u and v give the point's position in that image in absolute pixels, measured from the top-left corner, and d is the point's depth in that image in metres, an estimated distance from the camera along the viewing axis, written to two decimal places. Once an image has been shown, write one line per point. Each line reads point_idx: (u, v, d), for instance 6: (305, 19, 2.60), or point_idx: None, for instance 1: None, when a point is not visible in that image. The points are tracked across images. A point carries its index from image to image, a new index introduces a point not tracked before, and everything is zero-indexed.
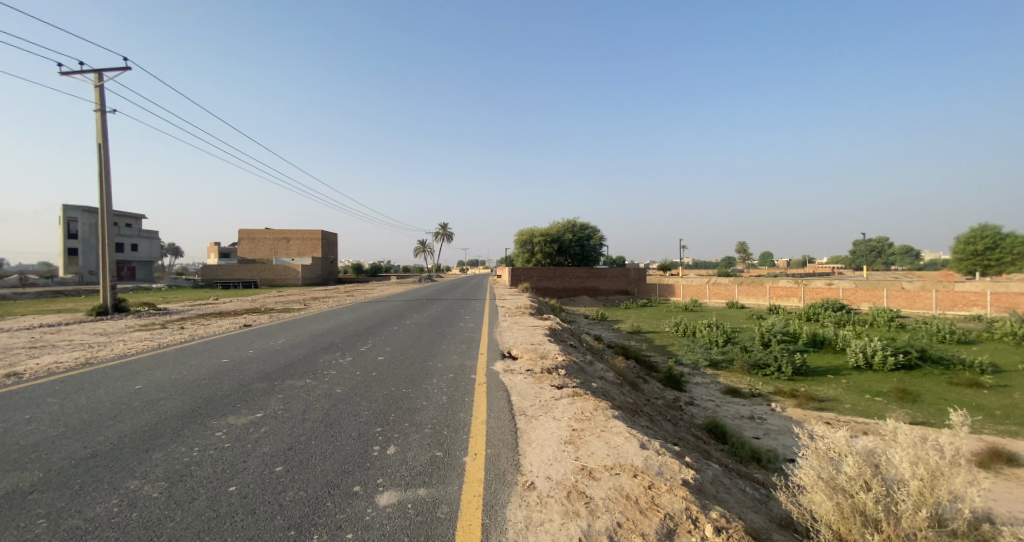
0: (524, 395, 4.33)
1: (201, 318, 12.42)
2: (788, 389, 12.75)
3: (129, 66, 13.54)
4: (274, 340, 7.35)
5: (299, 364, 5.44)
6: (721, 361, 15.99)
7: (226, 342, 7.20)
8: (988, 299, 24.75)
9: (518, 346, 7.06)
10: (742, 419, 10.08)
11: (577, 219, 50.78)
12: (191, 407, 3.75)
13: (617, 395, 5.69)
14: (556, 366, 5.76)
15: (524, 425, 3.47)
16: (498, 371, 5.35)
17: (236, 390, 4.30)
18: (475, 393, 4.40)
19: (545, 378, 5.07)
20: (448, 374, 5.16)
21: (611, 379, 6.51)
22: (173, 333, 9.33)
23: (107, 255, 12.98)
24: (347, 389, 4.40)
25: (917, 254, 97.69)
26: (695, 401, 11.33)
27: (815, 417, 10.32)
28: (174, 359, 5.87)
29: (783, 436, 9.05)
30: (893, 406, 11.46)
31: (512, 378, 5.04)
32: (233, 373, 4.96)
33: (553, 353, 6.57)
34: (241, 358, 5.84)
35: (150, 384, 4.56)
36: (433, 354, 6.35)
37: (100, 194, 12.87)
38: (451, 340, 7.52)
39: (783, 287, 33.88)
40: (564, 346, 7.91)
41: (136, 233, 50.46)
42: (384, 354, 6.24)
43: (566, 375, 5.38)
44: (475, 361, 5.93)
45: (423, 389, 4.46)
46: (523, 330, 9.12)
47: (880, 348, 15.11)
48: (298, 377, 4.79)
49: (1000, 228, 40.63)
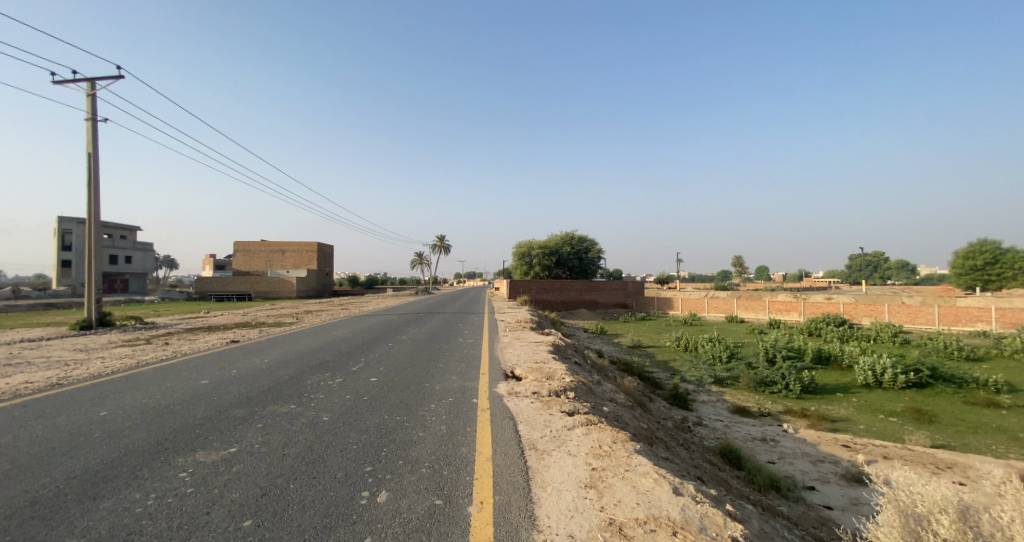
0: (532, 424, 3.89)
1: (189, 333, 11.90)
2: (799, 408, 12.29)
3: (123, 74, 13.25)
4: (260, 358, 6.87)
5: (285, 386, 4.98)
6: (727, 378, 15.53)
7: (209, 360, 6.73)
8: (993, 315, 24.43)
9: (522, 365, 6.60)
10: (753, 441, 9.60)
11: (576, 232, 50.58)
12: (157, 441, 3.28)
13: (630, 420, 5.27)
14: (564, 388, 5.31)
15: (536, 463, 3.06)
16: (502, 394, 4.91)
17: (212, 418, 3.84)
18: (478, 421, 3.97)
19: (553, 402, 4.63)
20: (446, 399, 4.71)
21: (622, 401, 6.07)
22: (157, 349, 8.82)
23: (92, 266, 12.50)
24: (335, 417, 3.96)
25: (913, 270, 98.09)
26: (704, 421, 10.86)
27: (830, 439, 9.86)
28: (148, 381, 5.38)
29: (799, 460, 8.59)
30: (909, 427, 11.02)
31: (517, 402, 4.61)
32: (211, 398, 4.49)
33: (560, 373, 6.12)
34: (222, 379, 5.36)
35: (117, 411, 4.09)
36: (431, 374, 5.91)
37: (88, 203, 12.46)
38: (449, 358, 7.10)
39: (783, 302, 33.52)
40: (569, 364, 7.47)
41: (131, 245, 49.88)
42: (378, 374, 5.79)
43: (576, 399, 4.94)
44: (476, 382, 5.51)
45: (419, 417, 4.02)
46: (525, 347, 8.64)
47: (889, 366, 14.70)
48: (282, 403, 4.34)
49: (1000, 243, 40.73)
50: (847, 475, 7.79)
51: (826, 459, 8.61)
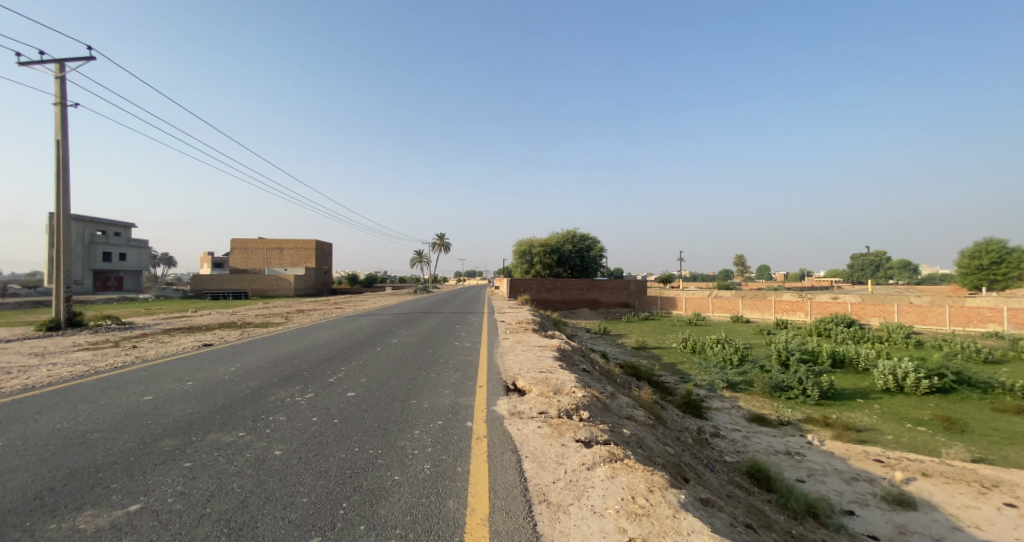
0: (540, 461, 3.04)
1: (165, 335, 11.09)
2: (820, 416, 11.47)
3: (94, 55, 12.36)
4: (226, 366, 6.00)
5: (240, 405, 4.12)
6: (740, 382, 14.70)
7: (167, 368, 5.87)
8: (1005, 315, 23.56)
9: (524, 375, 5.73)
10: (777, 455, 8.76)
11: (577, 230, 49.64)
12: (34, 493, 2.42)
13: (654, 445, 4.44)
14: (576, 406, 4.47)
15: (550, 529, 2.23)
16: (501, 415, 4.08)
17: (129, 454, 2.99)
18: (473, 457, 3.13)
19: (564, 426, 3.78)
20: (434, 422, 3.86)
21: (641, 419, 5.23)
22: (120, 354, 7.99)
23: (60, 264, 11.65)
24: (291, 451, 3.11)
25: (916, 269, 96.93)
26: (720, 431, 10.00)
27: (861, 452, 9.03)
28: (81, 396, 4.51)
29: (831, 478, 7.73)
30: (942, 438, 10.16)
31: (520, 427, 3.77)
32: (145, 422, 3.64)
33: (569, 386, 5.26)
34: (169, 395, 4.50)
35: (20, 439, 3.26)
36: (419, 387, 5.06)
37: (57, 195, 11.60)
38: (443, 367, 6.25)
39: (788, 302, 32.72)
40: (578, 373, 6.61)
41: (126, 242, 48.68)
42: (356, 388, 4.92)
43: (593, 422, 4.10)
44: (472, 398, 4.66)
45: (398, 451, 3.17)
46: (528, 352, 7.79)
47: (911, 370, 13.87)
48: (228, 431, 3.47)
49: (1005, 242, 40.00)
50: (887, 496, 6.95)
51: (860, 477, 7.78)
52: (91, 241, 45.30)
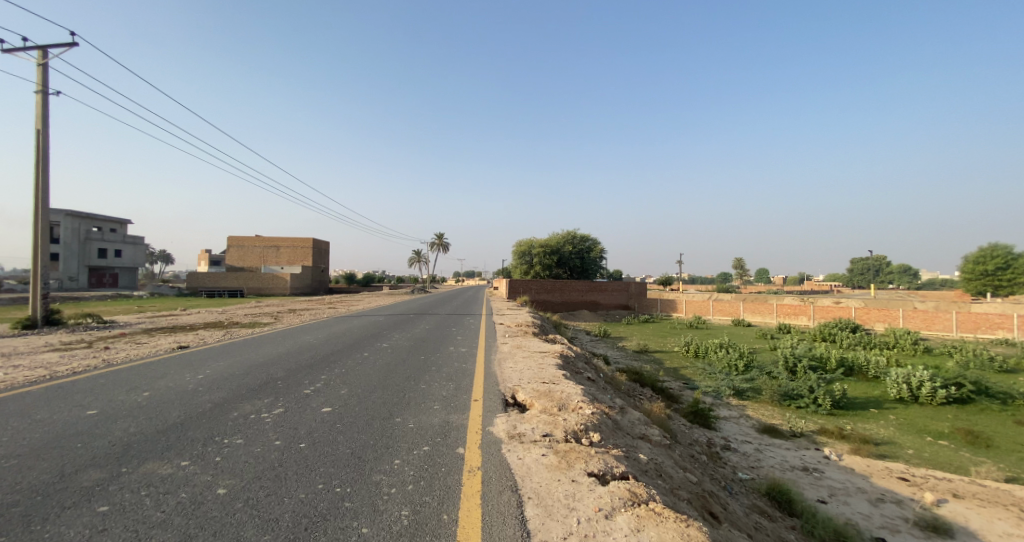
0: (548, 507, 2.46)
1: (144, 335, 10.50)
2: (835, 428, 10.90)
3: (78, 40, 11.78)
4: (193, 373, 5.39)
5: (194, 423, 3.52)
6: (747, 390, 14.12)
7: (127, 375, 5.25)
8: (1015, 322, 22.99)
9: (525, 387, 5.14)
10: (794, 472, 8.15)
11: (577, 230, 49.03)
12: None
13: (673, 473, 3.87)
14: (585, 426, 3.88)
15: None
16: (500, 440, 3.47)
17: (33, 494, 2.38)
18: (465, 500, 2.53)
19: (573, 455, 3.19)
20: (419, 449, 3.25)
21: (656, 438, 4.65)
22: (90, 356, 7.42)
23: (37, 259, 11.04)
24: (239, 491, 2.50)
25: (915, 274, 96.70)
26: (731, 444, 9.39)
27: (883, 469, 8.44)
28: (13, 410, 3.89)
29: (854, 498, 7.13)
30: (966, 453, 9.57)
31: (521, 456, 3.18)
32: (73, 446, 3.04)
33: (575, 400, 4.68)
34: (116, 411, 3.89)
35: None
36: (406, 402, 4.44)
37: (34, 187, 10.99)
38: (435, 376, 5.66)
39: (791, 305, 32.11)
40: (583, 384, 6.03)
41: (122, 239, 47.89)
42: (334, 403, 4.31)
43: (606, 449, 3.51)
44: (465, 417, 4.05)
45: (370, 492, 2.56)
46: (528, 359, 7.20)
47: (927, 380, 13.26)
48: (170, 459, 2.87)
49: (1012, 247, 39.42)
50: (920, 522, 6.36)
51: (886, 498, 7.18)
52: (86, 238, 44.50)
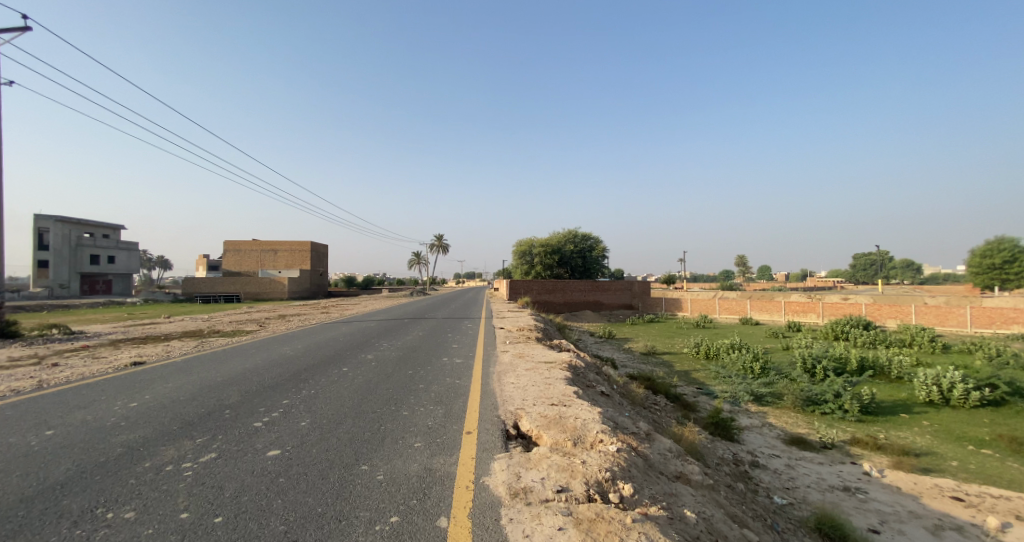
0: None
1: (110, 347, 9.57)
2: (868, 437, 9.92)
3: (31, 26, 10.80)
4: (127, 399, 4.43)
5: (78, 485, 2.56)
6: (766, 394, 13.19)
7: (46, 405, 4.31)
8: None
9: (531, 412, 4.20)
10: (835, 493, 7.16)
11: (578, 229, 47.97)
12: None
13: (727, 532, 2.93)
14: (613, 474, 2.93)
15: None
16: (498, 503, 2.52)
17: None
18: None
19: (602, 530, 2.24)
20: (383, 525, 2.26)
21: (695, 476, 3.70)
22: (29, 375, 6.49)
23: None
24: None
25: (918, 270, 95.72)
26: (759, 459, 8.42)
27: (932, 487, 7.45)
28: None
29: (909, 526, 6.15)
30: (1013, 464, 8.59)
31: (529, 533, 2.22)
32: None
33: (593, 430, 3.73)
34: None
35: None
36: (380, 440, 3.46)
37: None
38: (422, 398, 4.71)
39: (798, 303, 31.10)
40: (600, 404, 5.06)
41: (115, 245, 46.97)
42: (286, 442, 3.36)
43: (645, 513, 2.55)
44: (453, 461, 3.08)
45: None
46: (533, 371, 6.25)
47: (959, 381, 12.22)
48: None
49: (1018, 240, 38.49)
50: None
51: (945, 525, 6.19)
52: (77, 243, 43.60)
